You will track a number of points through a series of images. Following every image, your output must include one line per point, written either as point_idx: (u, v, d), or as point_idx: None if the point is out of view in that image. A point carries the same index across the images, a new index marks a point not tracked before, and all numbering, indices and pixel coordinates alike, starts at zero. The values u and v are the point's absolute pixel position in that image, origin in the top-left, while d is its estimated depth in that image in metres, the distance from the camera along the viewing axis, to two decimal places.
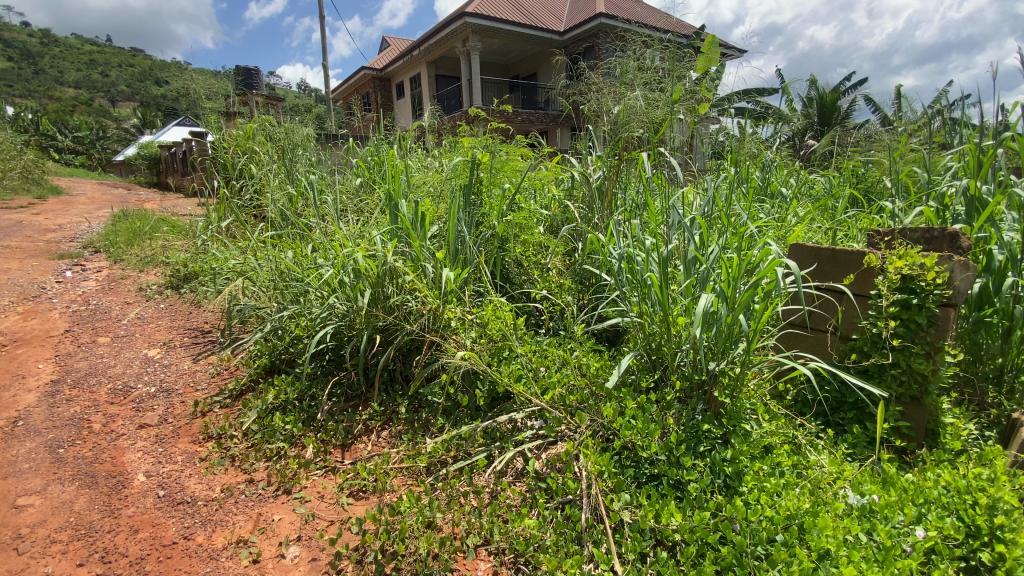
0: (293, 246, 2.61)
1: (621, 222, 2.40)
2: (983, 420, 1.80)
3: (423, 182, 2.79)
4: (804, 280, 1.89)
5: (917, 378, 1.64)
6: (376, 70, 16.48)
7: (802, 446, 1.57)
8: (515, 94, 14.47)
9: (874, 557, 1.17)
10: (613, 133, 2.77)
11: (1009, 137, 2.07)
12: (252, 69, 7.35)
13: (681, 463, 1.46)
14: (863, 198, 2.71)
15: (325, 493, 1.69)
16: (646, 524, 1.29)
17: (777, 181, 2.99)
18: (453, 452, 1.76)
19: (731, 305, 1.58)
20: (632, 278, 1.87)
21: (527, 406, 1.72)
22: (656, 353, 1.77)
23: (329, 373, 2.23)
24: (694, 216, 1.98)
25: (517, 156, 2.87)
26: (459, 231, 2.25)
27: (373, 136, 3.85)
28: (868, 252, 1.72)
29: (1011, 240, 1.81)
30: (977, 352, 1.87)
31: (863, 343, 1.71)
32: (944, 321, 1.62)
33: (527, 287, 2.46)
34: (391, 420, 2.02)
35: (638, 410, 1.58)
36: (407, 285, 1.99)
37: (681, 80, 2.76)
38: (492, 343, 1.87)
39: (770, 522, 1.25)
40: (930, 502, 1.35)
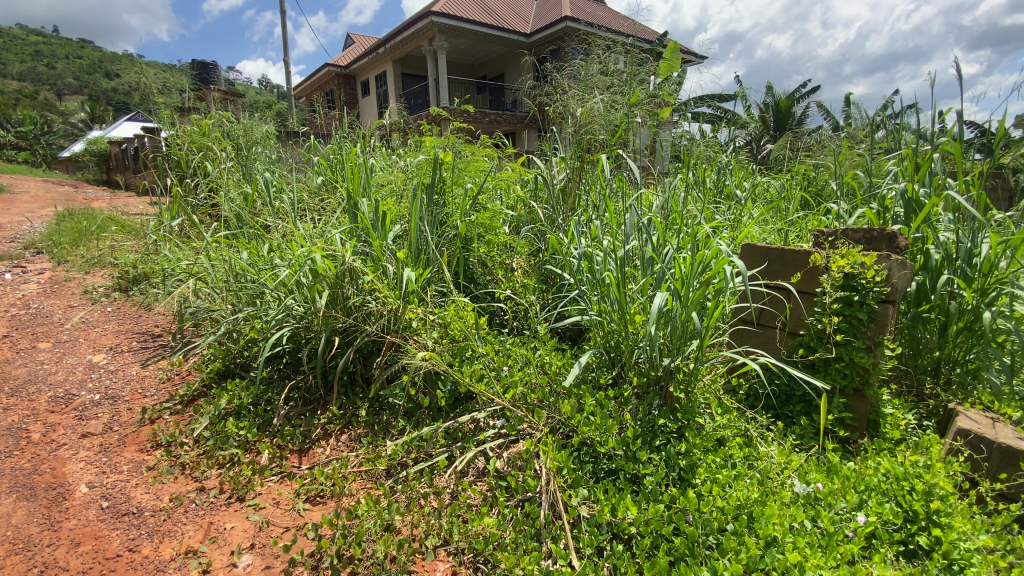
0: (249, 246, 2.53)
1: (583, 222, 2.43)
2: (922, 411, 1.90)
3: (386, 181, 2.76)
4: (754, 279, 1.97)
5: (859, 371, 1.73)
6: (340, 67, 16.17)
7: (753, 439, 1.63)
8: (482, 95, 14.44)
9: (818, 543, 1.23)
10: (576, 134, 2.80)
11: (943, 144, 2.20)
12: (209, 64, 7.11)
13: (637, 458, 1.50)
14: (813, 201, 2.83)
15: (280, 499, 1.64)
16: (602, 518, 1.31)
17: (733, 183, 3.09)
18: (413, 454, 1.74)
19: (685, 303, 1.62)
20: (592, 278, 1.90)
21: (489, 406, 1.72)
22: (615, 351, 1.81)
23: (286, 377, 2.17)
24: (652, 216, 2.02)
25: (481, 157, 2.87)
26: (421, 231, 2.23)
27: (335, 135, 3.78)
28: (813, 252, 1.81)
29: (946, 241, 1.92)
30: (916, 346, 1.98)
31: (811, 339, 1.81)
32: (883, 317, 1.72)
33: (491, 287, 2.46)
34: (351, 424, 1.98)
35: (596, 407, 1.61)
36: (367, 285, 1.96)
37: (641, 84, 2.82)
38: (454, 343, 1.86)
39: (721, 513, 1.29)
40: (871, 489, 1.42)
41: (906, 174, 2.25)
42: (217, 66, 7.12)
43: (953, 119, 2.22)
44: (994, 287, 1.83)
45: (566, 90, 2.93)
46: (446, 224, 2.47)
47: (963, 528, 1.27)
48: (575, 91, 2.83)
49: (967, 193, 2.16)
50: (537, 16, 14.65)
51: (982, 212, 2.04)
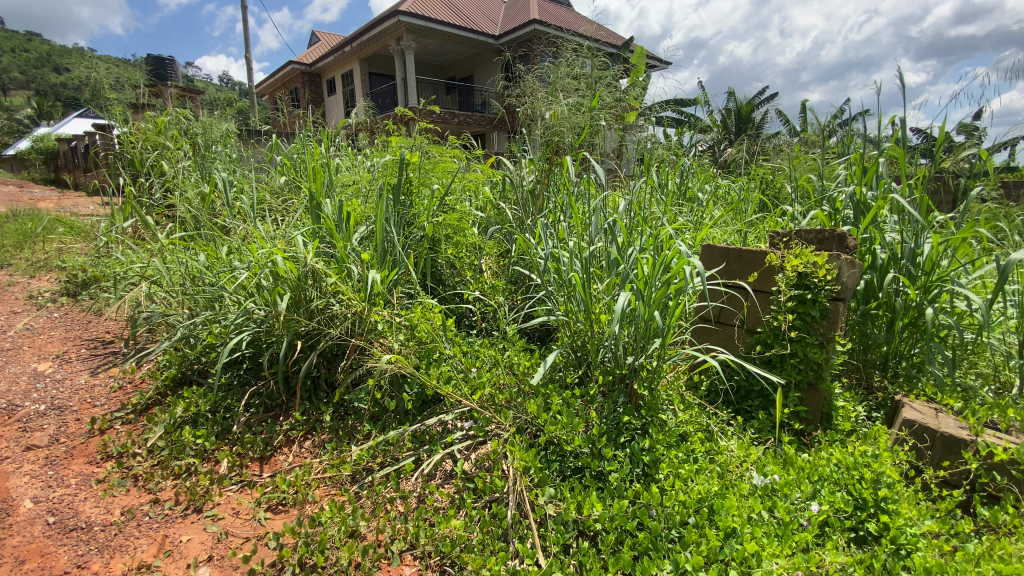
0: (207, 248, 2.44)
1: (550, 224, 2.44)
2: (872, 403, 1.99)
3: (351, 182, 2.71)
4: (714, 278, 2.03)
5: (812, 366, 1.80)
6: (305, 65, 15.82)
7: (714, 434, 1.68)
8: (451, 96, 14.38)
9: (775, 532, 1.28)
10: (543, 136, 2.82)
11: (889, 149, 2.32)
12: (165, 58, 6.85)
13: (603, 455, 1.52)
14: (771, 203, 2.94)
15: (240, 509, 1.59)
16: (568, 516, 1.33)
17: (696, 185, 3.18)
18: (379, 459, 1.71)
19: (648, 302, 1.66)
20: (559, 278, 1.91)
21: (457, 408, 1.70)
22: (581, 350, 1.83)
23: (247, 383, 2.10)
24: (617, 218, 2.06)
25: (449, 157, 2.86)
26: (386, 232, 2.20)
27: (299, 134, 3.69)
28: (769, 252, 1.88)
29: (891, 241, 2.03)
30: (866, 341, 2.08)
31: (767, 336, 1.87)
32: (834, 314, 1.80)
33: (460, 288, 2.45)
34: (314, 429, 1.94)
35: (563, 405, 1.62)
36: (331, 288, 1.92)
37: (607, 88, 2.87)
38: (420, 345, 1.84)
39: (683, 506, 1.33)
40: (824, 479, 1.48)
41: (855, 177, 2.36)
42: (174, 61, 6.87)
43: (897, 126, 2.34)
44: (936, 284, 1.93)
45: (533, 92, 2.95)
46: (413, 224, 2.45)
47: (908, 514, 1.33)
48: (541, 93, 2.86)
49: (911, 196, 2.29)
50: (506, 19, 14.69)
51: (924, 214, 2.15)
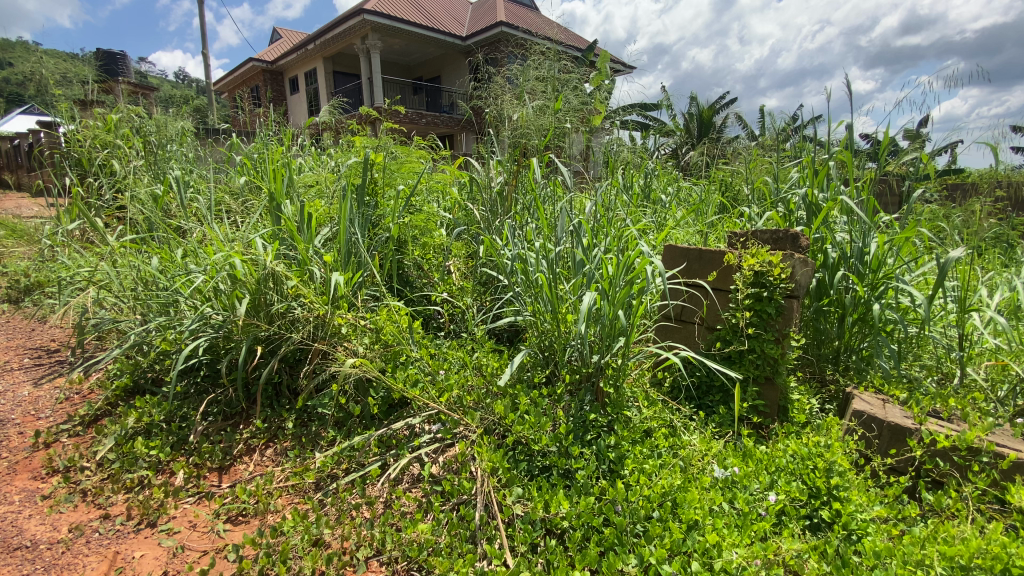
0: (161, 252, 2.34)
1: (516, 226, 2.45)
2: (825, 396, 2.08)
3: (314, 182, 2.65)
4: (675, 277, 2.08)
5: (769, 361, 1.87)
6: (266, 62, 15.39)
7: (677, 429, 1.72)
8: (419, 96, 14.25)
9: (734, 522, 1.33)
10: (510, 138, 2.83)
11: (838, 153, 2.43)
12: (116, 54, 6.56)
13: (570, 453, 1.54)
14: (730, 205, 3.04)
15: (197, 521, 1.53)
16: (536, 515, 1.33)
17: (659, 187, 3.25)
18: (344, 465, 1.67)
19: (613, 301, 1.69)
20: (525, 279, 1.92)
21: (424, 411, 1.69)
22: (548, 350, 1.84)
23: (204, 392, 2.03)
24: (582, 219, 2.08)
25: (415, 158, 2.83)
26: (350, 234, 2.16)
27: (260, 133, 3.59)
28: (727, 252, 1.94)
29: (841, 241, 2.12)
30: (820, 337, 2.17)
31: (726, 333, 1.94)
32: (789, 311, 1.88)
33: (427, 290, 2.43)
34: (276, 437, 1.89)
35: (530, 405, 1.63)
36: (292, 291, 1.87)
37: (572, 91, 2.90)
38: (386, 348, 1.80)
39: (647, 501, 1.36)
40: (781, 469, 1.54)
41: (808, 180, 2.46)
42: (126, 57, 6.58)
43: (846, 130, 2.46)
44: (882, 282, 2.04)
45: (498, 93, 2.95)
46: (378, 226, 2.42)
47: (859, 500, 1.40)
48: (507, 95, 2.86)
49: (859, 198, 2.40)
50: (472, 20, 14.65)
51: (871, 215, 2.27)
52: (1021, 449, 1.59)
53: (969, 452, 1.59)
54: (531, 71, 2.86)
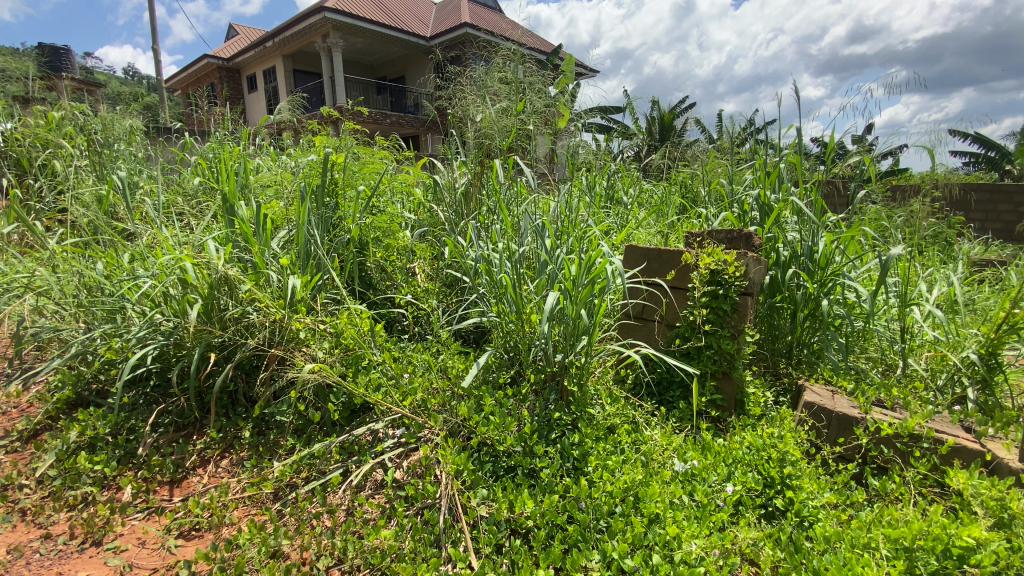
0: (106, 256, 2.23)
1: (481, 227, 2.45)
2: (779, 388, 2.17)
3: (272, 183, 2.58)
4: (636, 277, 2.13)
5: (725, 357, 1.94)
6: (222, 59, 14.86)
7: (639, 425, 1.76)
8: (383, 97, 14.05)
9: (693, 514, 1.37)
10: (475, 138, 2.82)
11: (789, 156, 2.54)
12: (59, 48, 6.23)
13: (534, 452, 1.55)
14: (690, 206, 3.12)
15: (146, 538, 1.46)
16: (500, 516, 1.33)
17: (621, 188, 3.32)
18: (304, 474, 1.62)
19: (575, 300, 1.71)
20: (489, 280, 1.92)
21: (387, 415, 1.65)
22: (513, 350, 1.85)
23: (154, 402, 1.94)
24: (545, 220, 2.11)
25: (377, 158, 2.79)
26: (309, 236, 2.11)
27: (215, 133, 3.47)
28: (684, 251, 2.00)
29: (792, 240, 2.20)
30: (773, 332, 2.26)
31: (685, 330, 2.00)
32: (743, 308, 1.95)
33: (390, 293, 2.39)
34: (232, 447, 1.82)
35: (495, 406, 1.63)
36: (246, 296, 1.81)
37: (535, 93, 2.93)
38: (347, 352, 1.75)
39: (610, 496, 1.38)
40: (738, 461, 1.60)
41: (760, 181, 2.56)
42: (71, 52, 6.26)
43: (796, 134, 2.57)
44: (830, 278, 2.13)
45: (461, 94, 2.95)
46: (338, 227, 2.37)
47: (810, 488, 1.46)
48: (470, 96, 2.86)
49: (808, 199, 2.51)
50: (437, 21, 14.58)
51: (819, 215, 2.37)
52: (956, 434, 1.69)
53: (910, 438, 1.68)
54: (494, 72, 2.87)
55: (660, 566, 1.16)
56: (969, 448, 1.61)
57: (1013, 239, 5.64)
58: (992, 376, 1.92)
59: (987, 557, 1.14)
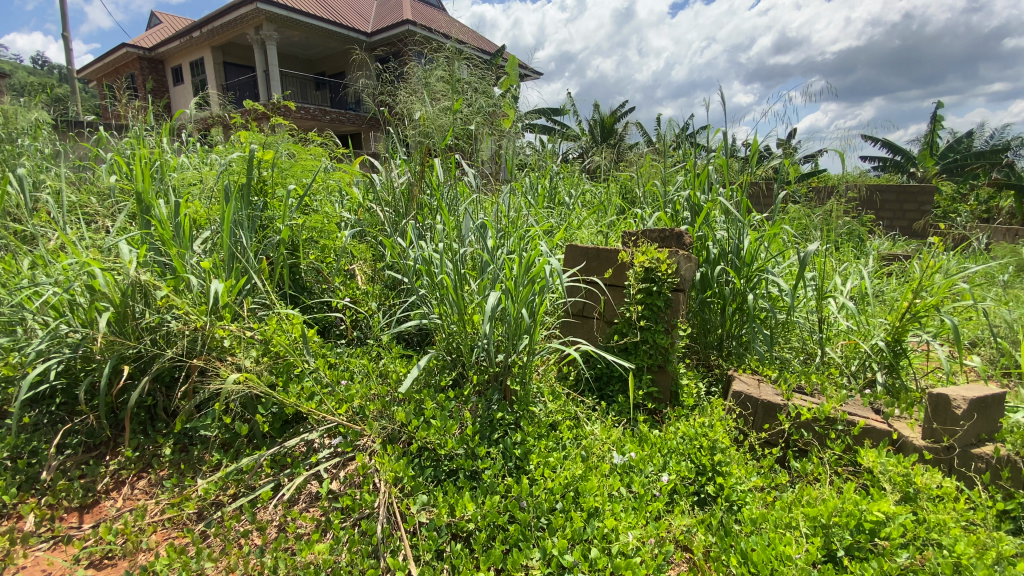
0: (1, 262, 2.01)
1: (422, 227, 2.41)
2: (711, 379, 2.28)
3: (195, 181, 2.42)
4: (575, 275, 2.20)
5: (660, 351, 2.04)
6: (142, 48, 13.81)
7: (580, 420, 1.80)
8: (321, 93, 13.54)
9: (631, 505, 1.41)
10: (414, 137, 2.77)
11: (718, 157, 2.66)
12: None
13: (476, 454, 1.53)
14: (628, 206, 3.21)
15: (50, 571, 1.33)
16: (440, 521, 1.30)
17: (563, 188, 3.37)
18: (231, 490, 1.53)
19: (516, 300, 1.72)
20: (429, 280, 1.89)
21: (322, 424, 1.58)
22: (456, 351, 1.83)
23: (59, 422, 1.77)
24: (486, 220, 2.11)
25: (309, 155, 2.65)
26: (236, 238, 1.99)
27: (132, 127, 3.22)
28: (620, 249, 2.09)
29: (721, 238, 2.32)
30: (705, 326, 2.37)
31: (622, 326, 2.09)
32: (676, 303, 2.06)
33: (327, 296, 2.31)
34: (151, 467, 1.69)
35: (436, 409, 1.60)
36: (163, 303, 1.68)
37: (475, 92, 2.91)
38: (278, 360, 1.66)
39: (551, 493, 1.40)
40: (673, 450, 1.66)
41: (691, 182, 2.67)
42: None
43: (724, 137, 2.70)
44: (755, 274, 2.26)
45: (400, 92, 2.89)
46: (267, 228, 2.25)
47: (738, 474, 1.54)
48: (408, 94, 2.80)
49: (734, 199, 2.65)
50: (378, 16, 14.23)
51: (745, 214, 2.51)
52: (867, 416, 1.84)
53: (827, 422, 1.81)
54: (433, 70, 2.83)
55: (599, 561, 1.19)
56: (879, 428, 1.74)
57: (914, 235, 6.23)
58: (898, 360, 2.10)
59: (894, 529, 1.26)
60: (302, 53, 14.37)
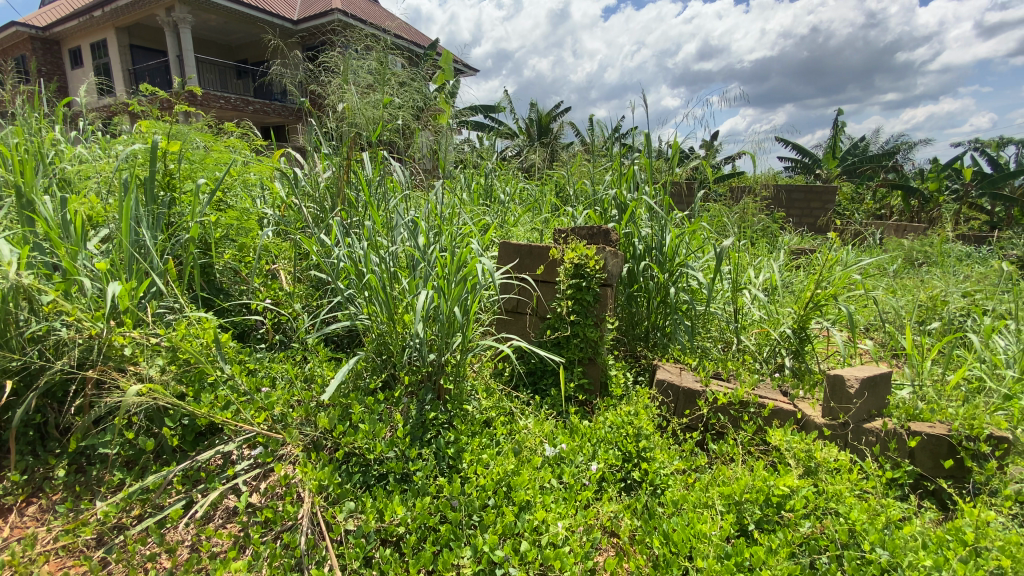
0: None
1: (350, 224, 2.33)
2: (638, 369, 2.37)
3: (91, 173, 2.19)
4: (508, 272, 2.23)
5: (590, 344, 2.10)
6: (30, 25, 12.34)
7: (515, 416, 1.82)
8: (243, 82, 12.73)
9: (561, 496, 1.45)
10: (340, 130, 2.66)
11: (643, 157, 2.77)
12: None
13: (407, 456, 1.50)
14: (560, 203, 3.27)
15: None
16: (369, 527, 1.26)
17: (498, 185, 3.37)
18: (137, 511, 1.41)
19: (448, 298, 1.71)
20: (356, 279, 1.82)
21: (239, 434, 1.48)
22: (386, 352, 1.78)
23: None
24: (417, 217, 2.07)
25: (225, 148, 2.48)
26: (139, 236, 1.83)
27: (14, 113, 2.86)
28: (552, 247, 2.17)
29: (646, 235, 2.42)
30: (633, 318, 2.46)
31: (554, 321, 2.14)
32: (604, 298, 2.12)
33: (246, 298, 2.17)
34: (41, 490, 1.52)
35: (364, 412, 1.55)
36: (50, 309, 1.51)
37: (405, 86, 2.85)
38: (190, 368, 1.54)
39: (483, 490, 1.40)
40: (601, 440, 1.72)
41: (619, 181, 2.77)
42: None
43: (649, 137, 2.82)
44: (677, 268, 2.38)
45: (325, 84, 2.77)
46: (176, 226, 2.08)
47: (662, 459, 1.62)
48: (334, 86, 2.69)
49: (658, 198, 2.77)
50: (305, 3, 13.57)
51: (668, 212, 2.63)
52: (776, 398, 1.98)
53: (741, 405, 1.94)
54: (360, 62, 2.74)
55: (529, 554, 1.21)
56: (785, 409, 1.89)
57: (820, 230, 6.81)
58: (803, 346, 2.28)
59: (797, 501, 1.37)
60: (220, 39, 13.44)
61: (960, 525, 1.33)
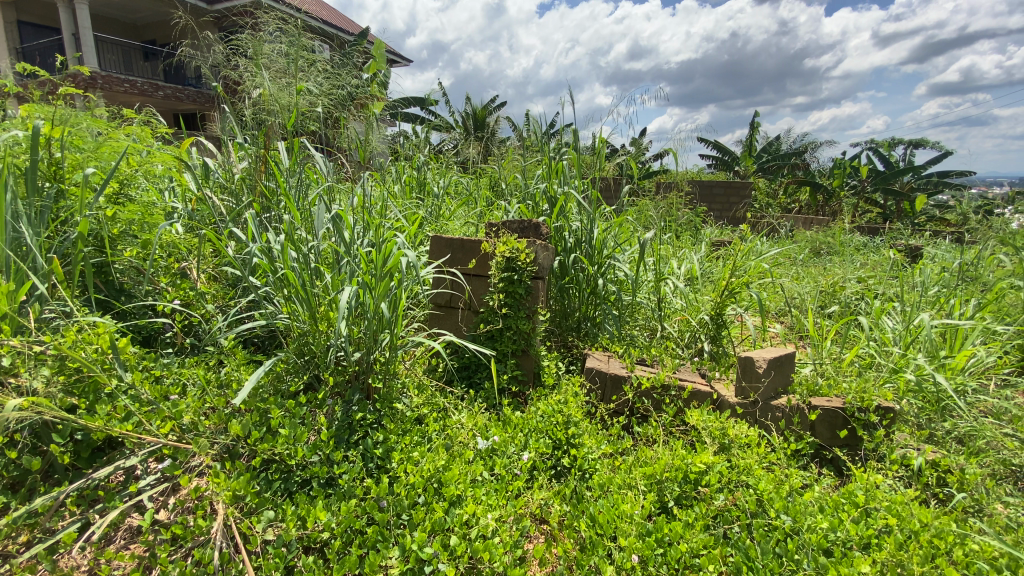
0: None
1: (270, 219, 2.20)
2: (570, 358, 2.43)
3: None
4: (439, 266, 2.21)
5: (522, 336, 2.13)
6: None
7: (447, 411, 1.81)
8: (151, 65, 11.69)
9: (491, 488, 1.46)
10: (256, 117, 2.50)
11: (571, 151, 2.83)
12: None
13: (333, 460, 1.45)
14: (494, 198, 3.28)
15: None
16: (289, 536, 1.21)
17: (429, 178, 3.32)
18: (23, 538, 1.27)
19: (374, 294, 1.65)
20: (273, 276, 1.72)
21: (143, 447, 1.37)
22: (309, 352, 1.70)
23: None
24: (342, 211, 1.99)
25: (122, 135, 2.26)
26: (17, 232, 1.62)
27: None
28: (483, 241, 2.16)
29: (575, 228, 2.47)
30: (564, 310, 2.52)
31: (485, 315, 2.14)
32: (535, 290, 2.15)
33: (152, 299, 2.01)
34: None
35: (285, 416, 1.48)
36: None
37: (326, 74, 2.72)
38: (84, 378, 1.40)
39: (412, 488, 1.38)
40: (532, 429, 1.76)
41: (549, 175, 2.80)
42: None
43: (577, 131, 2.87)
44: (604, 260, 2.46)
45: (238, 68, 2.58)
46: (65, 220, 1.87)
47: (590, 444, 1.67)
48: (247, 72, 2.52)
49: (587, 192, 2.85)
50: None
51: (596, 205, 2.70)
52: (695, 381, 2.10)
53: (663, 389, 2.04)
54: (277, 46, 2.58)
55: (458, 548, 1.21)
56: (703, 391, 2.01)
57: (738, 222, 7.30)
58: (719, 331, 2.42)
59: (712, 476, 1.47)
60: (123, 17, 12.26)
61: (853, 489, 1.48)
